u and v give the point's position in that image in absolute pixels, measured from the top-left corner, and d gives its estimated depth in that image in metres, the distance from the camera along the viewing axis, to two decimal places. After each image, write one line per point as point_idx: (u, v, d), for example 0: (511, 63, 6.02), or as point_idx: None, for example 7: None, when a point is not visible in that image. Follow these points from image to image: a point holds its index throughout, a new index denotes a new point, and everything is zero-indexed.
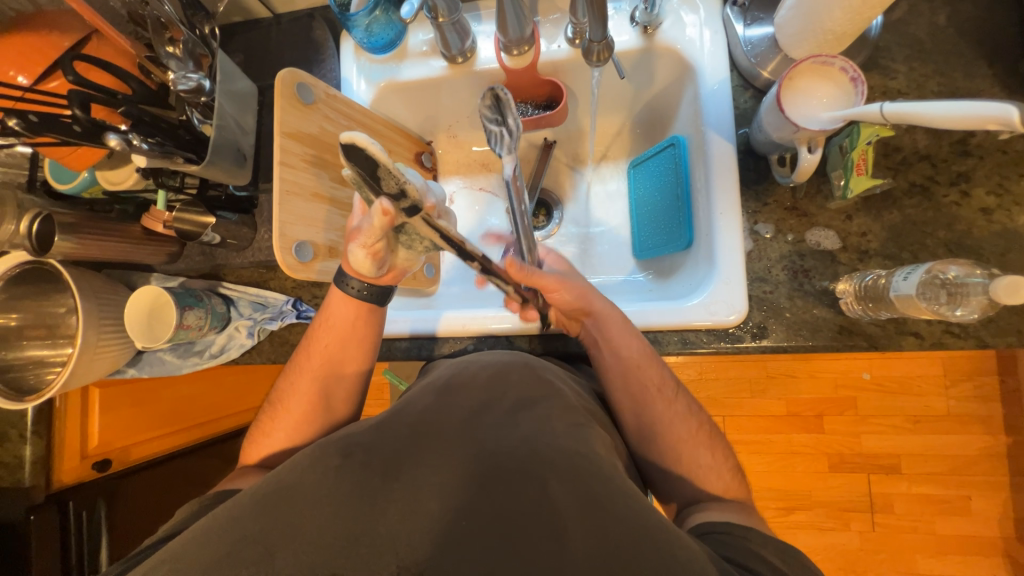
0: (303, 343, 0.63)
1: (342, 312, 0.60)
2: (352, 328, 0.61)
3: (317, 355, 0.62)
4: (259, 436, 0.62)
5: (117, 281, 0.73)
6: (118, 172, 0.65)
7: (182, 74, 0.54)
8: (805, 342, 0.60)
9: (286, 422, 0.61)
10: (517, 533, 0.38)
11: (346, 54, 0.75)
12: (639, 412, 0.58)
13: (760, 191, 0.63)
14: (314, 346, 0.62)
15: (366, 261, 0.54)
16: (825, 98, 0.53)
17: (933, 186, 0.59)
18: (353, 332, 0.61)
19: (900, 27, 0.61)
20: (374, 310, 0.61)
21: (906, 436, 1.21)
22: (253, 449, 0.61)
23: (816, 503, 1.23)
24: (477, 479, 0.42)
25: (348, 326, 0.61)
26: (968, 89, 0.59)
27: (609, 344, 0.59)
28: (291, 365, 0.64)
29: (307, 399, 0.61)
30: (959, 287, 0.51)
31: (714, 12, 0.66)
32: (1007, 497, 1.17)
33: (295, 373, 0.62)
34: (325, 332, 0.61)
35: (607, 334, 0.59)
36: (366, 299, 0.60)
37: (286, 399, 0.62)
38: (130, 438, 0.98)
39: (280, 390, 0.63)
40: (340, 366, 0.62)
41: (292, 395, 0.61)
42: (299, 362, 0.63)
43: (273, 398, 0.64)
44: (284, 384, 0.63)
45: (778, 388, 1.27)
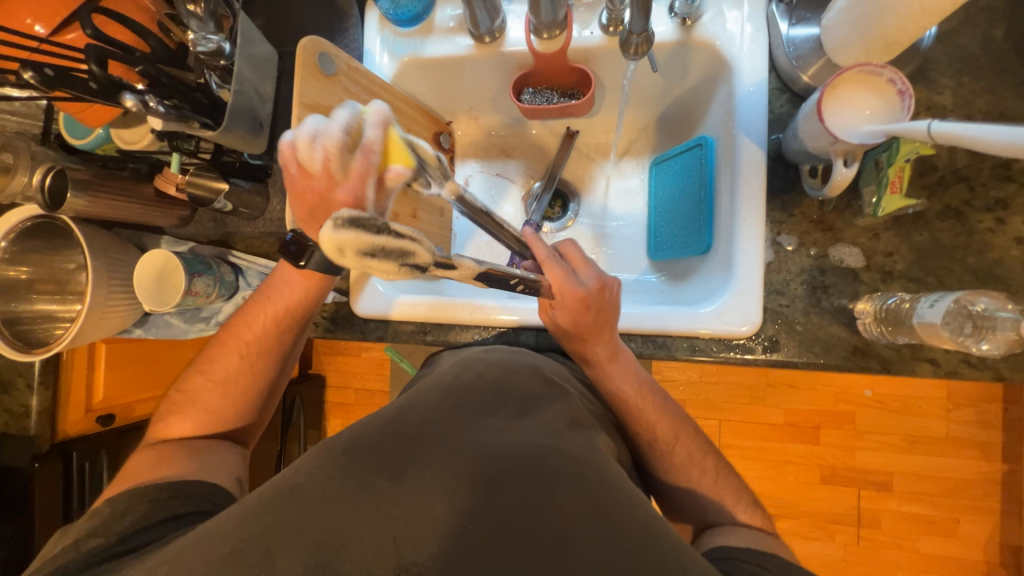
0: (241, 312, 0.64)
1: (291, 288, 0.61)
2: (299, 300, 0.62)
3: (252, 327, 0.63)
4: (176, 403, 0.61)
5: (127, 241, 0.73)
6: (135, 132, 0.64)
7: (202, 36, 0.53)
8: (816, 360, 0.59)
9: (216, 385, 0.61)
10: (527, 542, 0.38)
11: (370, 25, 0.72)
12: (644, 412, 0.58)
13: (786, 201, 0.61)
14: (251, 318, 0.63)
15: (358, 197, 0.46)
16: (869, 110, 0.51)
17: (969, 210, 0.56)
18: (295, 305, 0.62)
19: (953, 38, 0.58)
20: (325, 280, 0.61)
21: (902, 456, 1.21)
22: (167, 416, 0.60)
23: (804, 513, 1.24)
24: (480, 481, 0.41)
25: (294, 303, 0.62)
26: (1018, 110, 0.56)
27: (603, 371, 0.59)
28: (225, 332, 0.64)
29: (239, 364, 0.62)
30: (987, 319, 0.49)
31: (758, 8, 0.63)
32: (996, 523, 1.17)
33: (227, 341, 0.63)
34: (267, 306, 0.62)
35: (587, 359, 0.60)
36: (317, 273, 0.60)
37: (209, 364, 0.62)
38: (134, 395, 1.00)
39: (211, 352, 0.63)
40: (272, 343, 0.63)
41: (219, 362, 0.62)
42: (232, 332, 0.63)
43: (202, 357, 0.63)
44: (213, 350, 0.63)
45: (778, 397, 1.26)
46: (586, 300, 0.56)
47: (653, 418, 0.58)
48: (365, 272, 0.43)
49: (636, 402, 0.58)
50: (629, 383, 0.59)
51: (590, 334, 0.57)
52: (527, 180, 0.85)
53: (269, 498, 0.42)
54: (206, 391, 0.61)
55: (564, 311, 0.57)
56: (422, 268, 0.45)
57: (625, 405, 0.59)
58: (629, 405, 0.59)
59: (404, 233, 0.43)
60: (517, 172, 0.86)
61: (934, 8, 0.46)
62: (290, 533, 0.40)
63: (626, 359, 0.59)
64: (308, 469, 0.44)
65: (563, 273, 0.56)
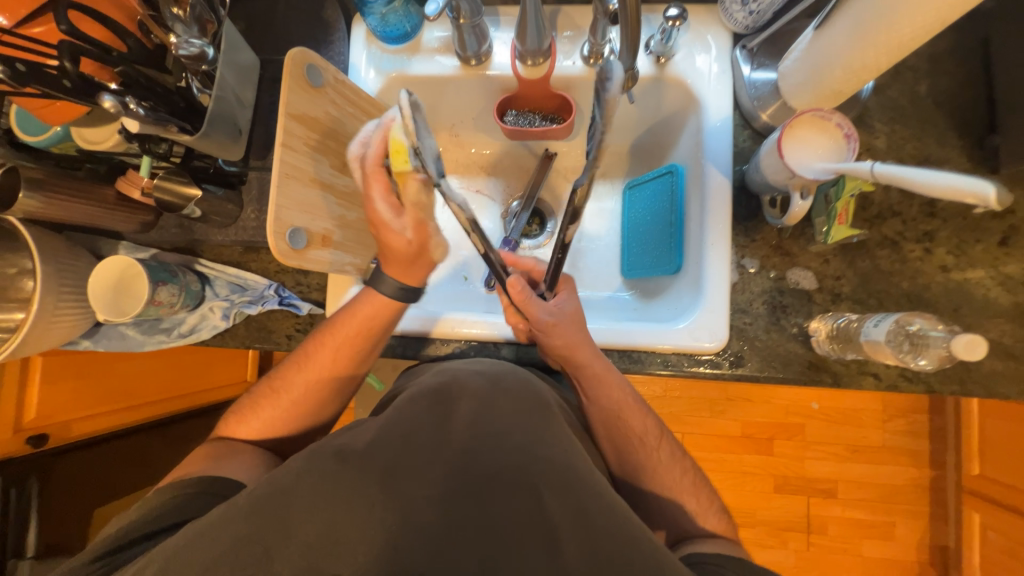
0: (317, 335, 0.62)
1: (370, 312, 0.60)
2: (383, 322, 0.61)
3: (331, 351, 0.61)
4: (240, 417, 0.61)
5: (80, 246, 0.68)
6: (100, 131, 0.60)
7: (185, 39, 0.51)
8: (776, 374, 0.63)
9: (293, 400, 0.61)
10: (513, 551, 0.39)
11: (356, 40, 0.73)
12: (621, 425, 0.60)
13: (749, 227, 0.66)
14: (329, 342, 0.61)
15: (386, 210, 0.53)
16: (820, 150, 0.57)
17: (902, 241, 0.64)
18: (375, 328, 0.61)
19: (885, 91, 0.66)
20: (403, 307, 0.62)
21: (845, 464, 1.30)
22: (239, 424, 0.60)
23: (759, 521, 1.30)
24: (467, 489, 0.43)
25: (376, 326, 0.61)
26: (939, 155, 0.65)
27: (588, 391, 0.60)
28: (299, 351, 0.63)
29: (319, 386, 0.62)
30: (922, 338, 0.55)
31: (724, 52, 0.69)
32: (926, 526, 1.28)
33: (303, 363, 0.62)
34: (349, 331, 0.60)
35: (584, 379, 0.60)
36: (399, 299, 0.60)
37: (286, 385, 0.61)
38: (72, 413, 0.91)
39: (286, 370, 0.62)
40: (354, 365, 0.62)
41: (297, 381, 0.61)
42: (309, 354, 0.62)
43: (276, 375, 0.62)
44: (287, 367, 0.62)
45: (736, 410, 1.33)
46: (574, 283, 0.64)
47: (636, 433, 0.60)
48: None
49: (624, 415, 0.60)
50: (618, 399, 0.60)
51: (582, 350, 0.58)
52: (506, 198, 0.88)
53: (251, 506, 0.41)
54: (278, 410, 0.61)
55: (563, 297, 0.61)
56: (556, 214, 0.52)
57: (609, 418, 0.61)
58: (611, 419, 0.61)
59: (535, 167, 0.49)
60: (496, 190, 0.88)
61: (873, 65, 0.53)
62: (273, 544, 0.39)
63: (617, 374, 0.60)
64: (294, 475, 0.43)
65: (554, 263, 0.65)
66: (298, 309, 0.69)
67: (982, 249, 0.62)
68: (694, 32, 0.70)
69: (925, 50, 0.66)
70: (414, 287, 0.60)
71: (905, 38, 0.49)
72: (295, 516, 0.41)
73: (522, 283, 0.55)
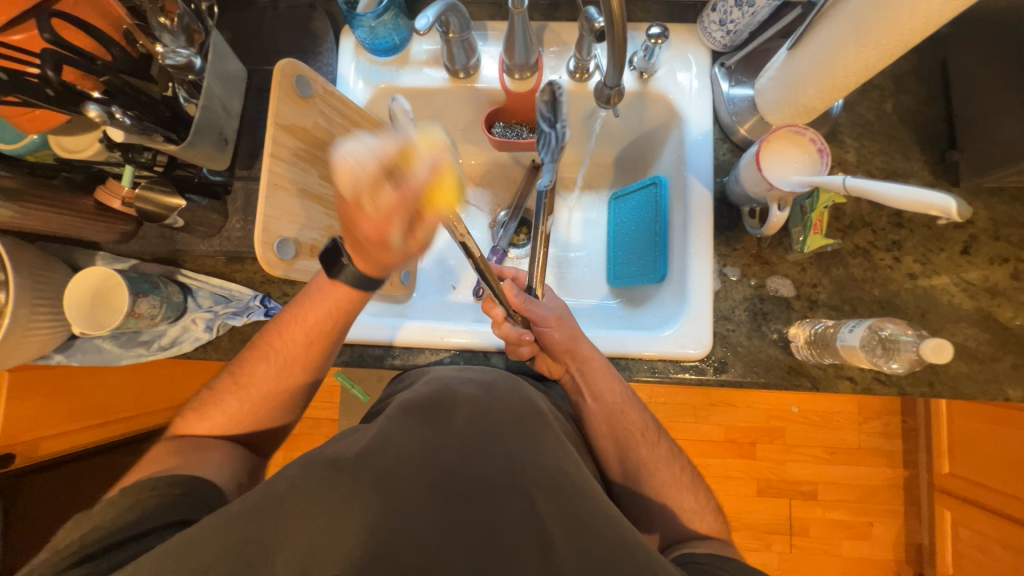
0: (276, 323, 0.60)
1: (332, 298, 0.57)
2: (348, 310, 0.58)
3: (292, 340, 0.58)
4: (200, 414, 0.58)
5: (55, 256, 0.66)
6: (78, 139, 0.59)
7: (172, 49, 0.51)
8: (759, 379, 0.65)
9: (257, 391, 0.58)
10: (504, 555, 0.40)
11: (344, 51, 0.73)
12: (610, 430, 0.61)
13: (730, 237, 0.69)
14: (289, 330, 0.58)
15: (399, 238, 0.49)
16: (795, 163, 0.59)
17: (873, 250, 0.67)
18: (337, 317, 0.58)
19: (854, 108, 0.70)
20: (364, 295, 0.58)
21: (825, 466, 1.34)
22: (199, 418, 0.58)
23: (744, 525, 1.32)
24: (459, 496, 0.43)
25: (337, 314, 0.58)
26: (904, 169, 0.68)
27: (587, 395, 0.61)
28: (260, 340, 0.60)
29: (278, 375, 0.59)
30: (894, 343, 0.58)
31: (704, 69, 0.72)
32: (901, 524, 1.32)
33: (264, 352, 0.59)
34: (310, 318, 0.58)
35: (591, 378, 0.62)
36: (357, 286, 0.56)
37: (246, 376, 0.59)
38: (41, 431, 0.88)
39: (245, 360, 0.59)
40: (316, 355, 0.60)
41: (257, 372, 0.59)
42: (270, 343, 0.59)
43: (236, 365, 0.60)
44: (246, 358, 0.59)
45: (719, 415, 1.36)
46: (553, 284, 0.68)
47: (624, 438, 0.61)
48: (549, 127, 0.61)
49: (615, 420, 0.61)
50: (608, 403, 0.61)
51: None
52: (493, 208, 0.89)
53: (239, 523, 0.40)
54: (237, 401, 0.58)
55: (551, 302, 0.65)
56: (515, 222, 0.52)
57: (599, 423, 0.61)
58: (604, 424, 0.61)
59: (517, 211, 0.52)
60: (484, 201, 0.89)
61: (842, 85, 0.56)
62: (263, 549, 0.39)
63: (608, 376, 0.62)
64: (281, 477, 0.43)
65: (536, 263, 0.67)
66: None
67: (946, 257, 0.66)
68: (675, 50, 0.72)
69: (889, 70, 0.70)
70: (371, 274, 0.55)
71: (870, 61, 0.52)
72: (285, 524, 0.41)
73: (516, 289, 0.58)
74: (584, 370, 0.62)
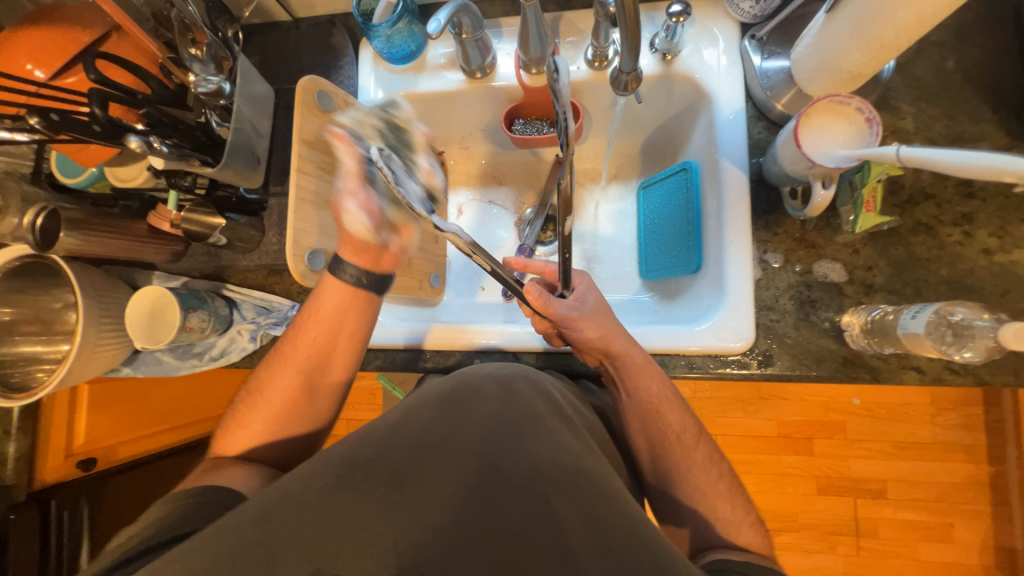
0: (291, 330, 0.61)
1: (337, 301, 0.59)
2: (352, 315, 0.60)
3: (305, 344, 0.59)
4: (234, 426, 0.59)
5: (117, 278, 0.72)
6: (129, 169, 0.64)
7: (203, 77, 0.54)
8: (809, 372, 0.60)
9: (276, 400, 0.59)
10: (524, 553, 0.39)
11: (364, 63, 0.75)
12: (648, 428, 0.59)
13: (770, 221, 0.64)
14: (302, 335, 0.60)
15: (364, 223, 0.55)
16: (840, 136, 0.55)
17: (938, 225, 0.60)
18: (348, 321, 0.60)
19: (909, 70, 0.63)
20: (372, 298, 0.60)
21: (894, 462, 1.23)
22: (232, 435, 0.58)
23: (803, 525, 1.25)
24: (477, 491, 0.44)
25: (340, 315, 0.59)
26: (973, 133, 0.61)
27: (627, 385, 0.59)
28: (275, 351, 0.61)
29: (294, 384, 0.59)
30: (965, 328, 0.52)
31: (732, 44, 0.67)
32: (989, 526, 1.19)
33: (278, 360, 0.60)
34: (315, 320, 0.59)
35: (626, 378, 0.59)
36: (361, 287, 0.59)
37: (264, 386, 0.60)
38: (117, 436, 0.97)
39: (265, 372, 0.61)
40: (329, 354, 0.60)
41: (274, 382, 0.59)
42: (284, 349, 0.60)
43: (257, 377, 0.61)
44: (266, 370, 0.61)
45: (770, 409, 1.28)
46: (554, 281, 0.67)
47: (663, 423, 0.58)
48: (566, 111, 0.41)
49: (658, 403, 0.58)
50: (651, 386, 0.58)
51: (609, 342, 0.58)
52: (519, 206, 0.88)
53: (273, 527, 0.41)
54: (259, 413, 0.59)
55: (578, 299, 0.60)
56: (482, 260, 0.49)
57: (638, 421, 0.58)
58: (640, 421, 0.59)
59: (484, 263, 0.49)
60: (509, 199, 0.88)
61: (891, 44, 0.50)
62: (299, 546, 0.40)
63: (655, 365, 0.60)
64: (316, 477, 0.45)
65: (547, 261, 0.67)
66: None
67: None
68: (699, 26, 0.68)
69: (951, 23, 0.63)
70: (376, 270, 0.59)
71: (924, 14, 0.46)
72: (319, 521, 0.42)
73: (539, 291, 0.56)
74: (619, 366, 0.59)
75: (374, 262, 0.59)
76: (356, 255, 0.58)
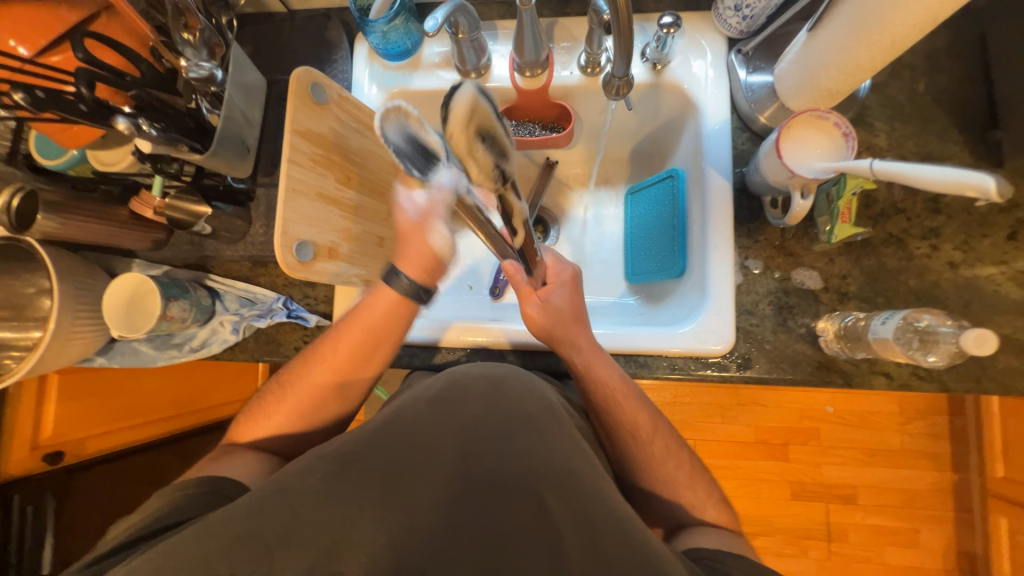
0: (330, 333, 0.63)
1: (384, 309, 0.61)
2: (392, 324, 0.62)
3: (345, 348, 0.62)
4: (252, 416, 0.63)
5: (95, 264, 0.70)
6: (113, 153, 0.63)
7: (195, 63, 0.53)
8: (786, 375, 0.63)
9: (304, 397, 0.62)
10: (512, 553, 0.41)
11: (359, 57, 0.75)
12: (617, 440, 0.60)
13: (751, 228, 0.66)
14: (342, 340, 0.61)
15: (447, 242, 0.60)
16: (818, 149, 0.57)
17: (908, 238, 0.63)
18: (391, 330, 0.62)
19: (883, 90, 0.67)
20: (412, 307, 0.63)
21: (863, 469, 1.27)
22: (256, 423, 0.62)
23: (777, 530, 1.27)
24: (468, 492, 0.45)
25: (385, 326, 0.62)
26: (941, 152, 0.64)
27: (588, 373, 0.59)
28: (310, 350, 0.64)
29: (330, 383, 0.62)
30: (931, 334, 0.55)
31: (720, 57, 0.69)
32: (951, 532, 1.24)
33: (314, 360, 0.62)
34: (359, 327, 0.61)
35: (591, 395, 0.60)
36: (410, 296, 0.61)
37: (295, 382, 0.63)
38: (89, 429, 0.94)
39: (296, 369, 0.63)
40: (367, 360, 0.63)
41: (307, 378, 0.62)
42: (322, 351, 0.62)
43: (285, 372, 0.64)
44: (296, 366, 0.63)
45: (747, 415, 1.31)
46: (574, 278, 0.63)
47: (631, 409, 0.59)
48: (469, 157, 0.41)
49: (620, 391, 0.59)
50: (612, 373, 0.59)
51: (573, 324, 0.60)
52: None
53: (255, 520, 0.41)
54: (283, 406, 0.63)
55: (562, 288, 0.61)
56: (507, 179, 0.44)
57: (615, 416, 0.59)
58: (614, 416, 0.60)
59: (509, 177, 0.44)
60: None
61: (867, 64, 0.53)
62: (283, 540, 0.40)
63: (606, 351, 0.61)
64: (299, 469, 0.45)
65: (556, 254, 0.64)
66: (306, 321, 0.70)
67: (990, 244, 0.62)
68: (689, 38, 0.70)
69: (922, 48, 0.66)
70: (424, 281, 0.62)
71: (897, 37, 0.49)
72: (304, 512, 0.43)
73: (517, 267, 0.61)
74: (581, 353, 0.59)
75: (429, 277, 0.63)
76: (415, 268, 0.62)
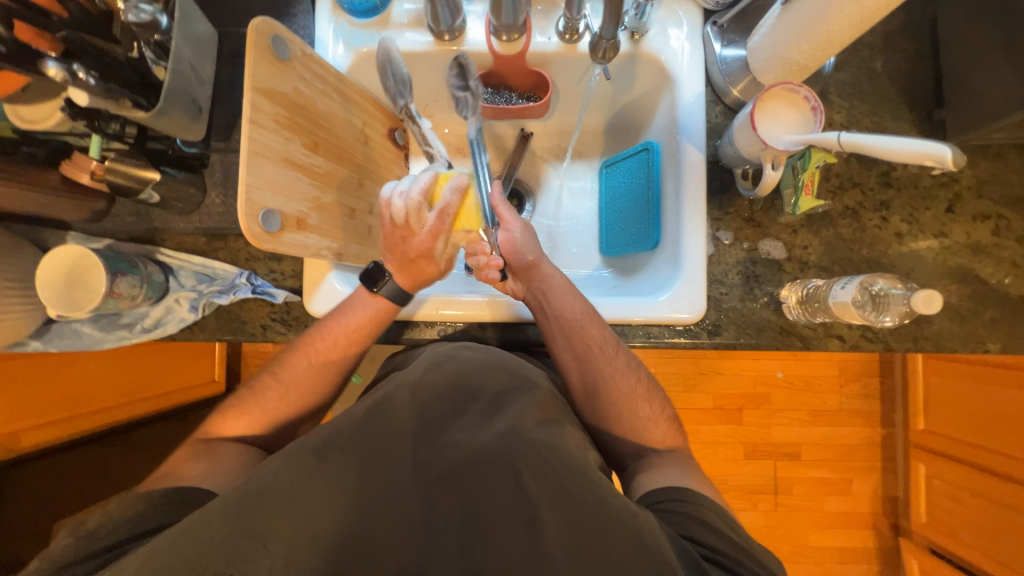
0: (313, 327, 0.65)
1: (369, 312, 0.63)
2: (372, 326, 0.64)
3: (326, 344, 0.63)
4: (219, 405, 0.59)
5: (22, 237, 0.62)
6: (36, 108, 0.55)
7: (134, 5, 0.48)
8: (751, 340, 0.66)
9: (280, 393, 0.63)
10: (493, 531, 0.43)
11: (322, 12, 0.69)
12: (589, 389, 0.62)
13: (723, 200, 0.69)
14: (324, 336, 0.63)
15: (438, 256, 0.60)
16: (788, 122, 0.59)
17: (862, 210, 0.68)
18: (371, 331, 0.64)
19: (844, 68, 0.70)
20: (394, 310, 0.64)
21: (808, 428, 1.39)
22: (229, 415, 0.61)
23: (731, 487, 1.38)
24: (453, 473, 0.46)
25: (368, 326, 0.64)
26: (893, 129, 0.69)
27: (553, 304, 0.63)
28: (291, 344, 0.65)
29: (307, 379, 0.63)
30: (883, 297, 0.60)
31: (696, 29, 0.70)
32: (878, 480, 1.39)
33: (296, 352, 0.64)
34: (342, 327, 0.63)
35: (568, 341, 0.62)
36: (392, 299, 0.63)
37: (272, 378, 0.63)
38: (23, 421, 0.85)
39: (273, 363, 0.64)
40: (346, 357, 0.64)
41: (286, 373, 0.63)
42: (304, 346, 0.64)
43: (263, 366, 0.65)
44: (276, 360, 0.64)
45: (707, 383, 1.39)
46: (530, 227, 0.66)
47: (598, 336, 0.62)
48: None
49: (584, 321, 0.62)
50: (577, 304, 0.62)
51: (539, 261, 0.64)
52: None
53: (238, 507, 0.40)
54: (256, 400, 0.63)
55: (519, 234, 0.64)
56: None
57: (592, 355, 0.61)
58: (587, 353, 0.61)
59: None
60: None
61: (836, 40, 0.55)
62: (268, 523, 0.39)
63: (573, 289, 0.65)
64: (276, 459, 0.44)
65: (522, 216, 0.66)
66: (273, 297, 0.66)
67: (932, 216, 0.67)
68: (667, 8, 0.70)
69: (880, 28, 0.70)
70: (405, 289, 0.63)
71: (866, 12, 0.51)
72: None
73: None
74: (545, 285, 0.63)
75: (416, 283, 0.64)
76: (410, 278, 0.63)
